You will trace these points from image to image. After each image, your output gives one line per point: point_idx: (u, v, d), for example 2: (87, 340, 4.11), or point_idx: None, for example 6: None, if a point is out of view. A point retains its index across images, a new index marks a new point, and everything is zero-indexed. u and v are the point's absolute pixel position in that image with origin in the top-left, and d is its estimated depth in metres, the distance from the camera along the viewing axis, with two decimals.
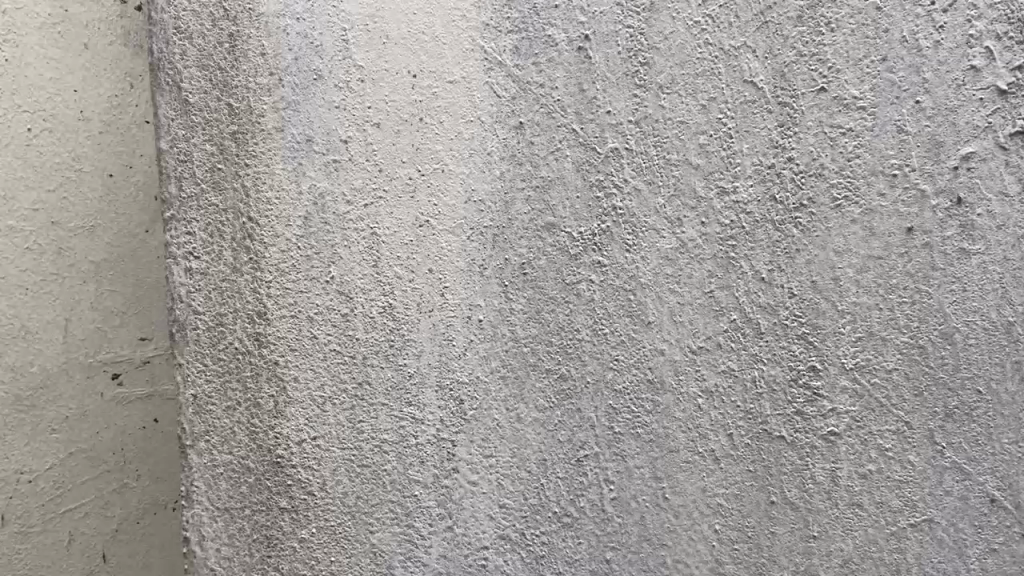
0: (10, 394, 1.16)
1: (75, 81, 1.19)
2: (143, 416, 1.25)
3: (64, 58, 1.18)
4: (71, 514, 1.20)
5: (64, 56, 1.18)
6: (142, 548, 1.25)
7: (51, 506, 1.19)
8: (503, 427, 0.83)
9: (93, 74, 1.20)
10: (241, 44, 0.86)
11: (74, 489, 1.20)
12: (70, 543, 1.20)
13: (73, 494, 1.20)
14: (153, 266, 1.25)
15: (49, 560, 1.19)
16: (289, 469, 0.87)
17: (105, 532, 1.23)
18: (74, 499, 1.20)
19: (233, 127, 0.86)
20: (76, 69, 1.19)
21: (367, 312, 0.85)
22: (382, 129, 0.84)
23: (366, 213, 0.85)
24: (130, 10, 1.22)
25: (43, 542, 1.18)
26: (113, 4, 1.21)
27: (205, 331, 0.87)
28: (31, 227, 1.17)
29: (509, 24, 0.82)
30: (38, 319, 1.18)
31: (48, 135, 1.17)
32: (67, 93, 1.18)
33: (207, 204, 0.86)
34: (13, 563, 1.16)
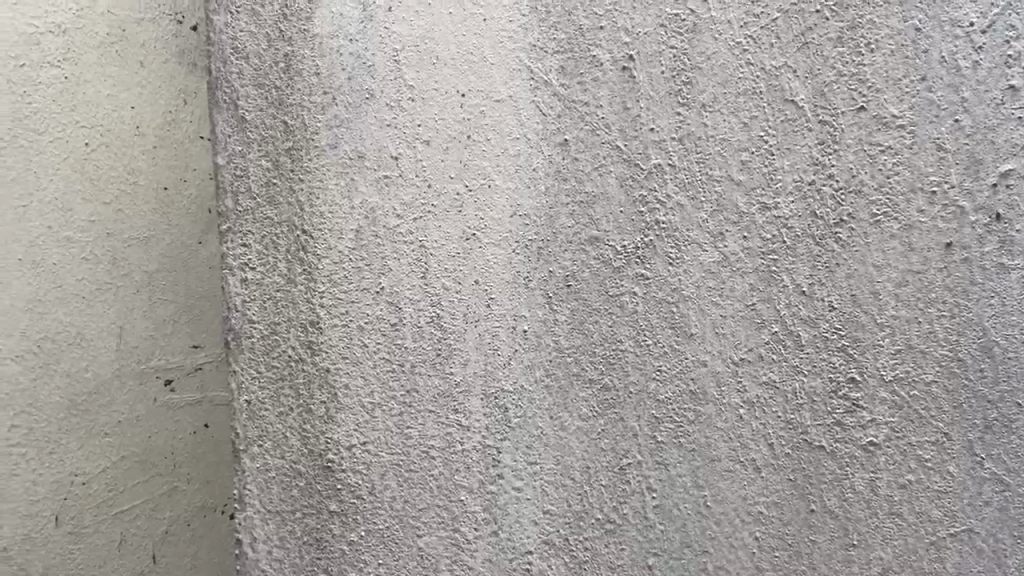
0: (66, 399, 1.21)
1: (131, 99, 1.25)
2: (193, 422, 1.32)
3: (121, 76, 1.24)
4: (123, 515, 1.26)
5: (121, 73, 1.24)
6: (190, 551, 1.32)
7: (104, 508, 1.24)
8: (547, 435, 0.86)
9: (148, 91, 1.27)
10: (296, 64, 0.90)
11: (126, 491, 1.26)
12: (121, 544, 1.26)
13: (127, 496, 1.26)
14: (204, 277, 1.33)
15: (101, 560, 1.24)
16: (339, 473, 0.90)
17: (155, 534, 1.29)
18: (125, 502, 1.26)
19: (288, 144, 0.90)
20: (133, 85, 1.25)
21: (415, 321, 0.88)
22: (432, 145, 0.87)
23: (416, 227, 0.88)
24: (187, 30, 1.30)
25: (95, 543, 1.24)
26: (171, 24, 1.29)
27: (259, 339, 0.90)
28: (87, 238, 1.22)
29: (554, 44, 0.84)
30: (94, 328, 1.23)
31: (104, 149, 1.23)
32: (125, 109, 1.24)
33: (264, 217, 0.90)
34: (69, 563, 1.21)
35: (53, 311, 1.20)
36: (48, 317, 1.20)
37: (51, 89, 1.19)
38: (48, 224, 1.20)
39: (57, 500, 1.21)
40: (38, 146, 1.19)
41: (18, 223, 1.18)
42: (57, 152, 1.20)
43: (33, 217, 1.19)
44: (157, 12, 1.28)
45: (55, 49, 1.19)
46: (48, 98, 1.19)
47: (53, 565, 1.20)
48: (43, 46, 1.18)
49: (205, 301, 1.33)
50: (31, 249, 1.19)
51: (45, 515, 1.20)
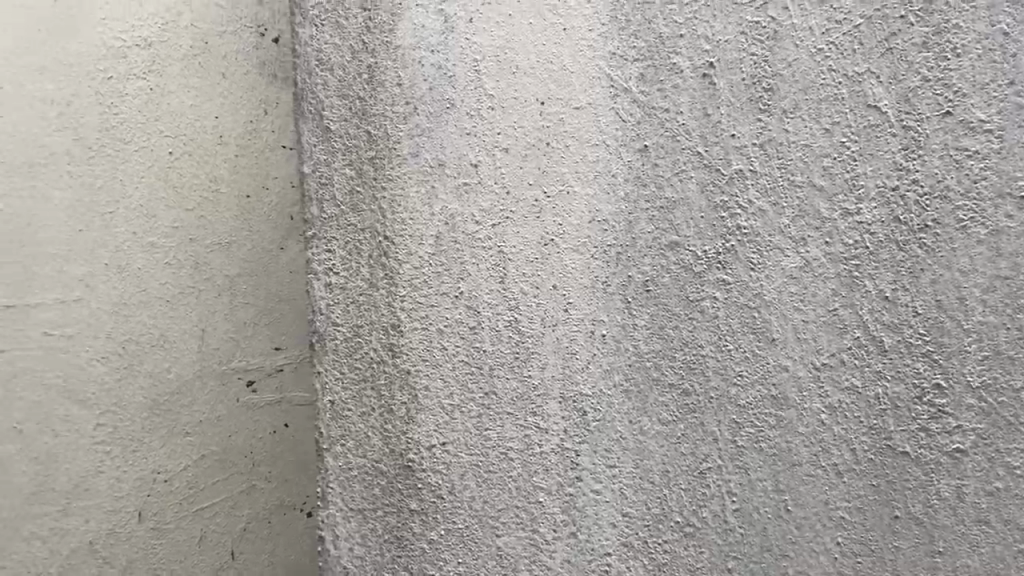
0: (150, 398, 1.36)
1: (213, 108, 1.41)
2: (272, 422, 1.49)
3: (203, 87, 1.39)
4: (202, 513, 1.42)
5: (203, 85, 1.39)
6: (267, 547, 1.49)
7: (186, 505, 1.40)
8: (626, 438, 0.87)
9: (229, 101, 1.42)
10: (379, 74, 0.93)
11: (207, 488, 1.42)
12: (202, 539, 1.42)
13: (206, 493, 1.42)
14: (282, 282, 1.50)
15: (182, 555, 1.39)
16: (419, 473, 0.92)
17: (233, 531, 1.45)
18: (206, 498, 1.42)
19: (371, 153, 0.93)
20: (214, 96, 1.41)
21: (494, 325, 0.90)
22: (510, 153, 0.89)
23: (494, 233, 0.89)
24: (267, 42, 1.47)
25: (177, 538, 1.39)
26: (253, 37, 1.45)
27: (343, 341, 0.94)
28: (171, 244, 1.37)
29: (634, 53, 0.85)
30: (177, 330, 1.39)
31: (187, 158, 1.38)
32: (208, 119, 1.40)
33: (348, 224, 0.94)
34: (152, 557, 1.37)
35: (139, 312, 1.35)
36: (132, 318, 1.34)
37: (137, 99, 1.34)
38: (134, 231, 1.34)
39: (140, 497, 1.36)
40: (124, 155, 1.32)
41: (105, 228, 1.32)
42: (142, 162, 1.34)
43: (121, 223, 1.33)
44: (239, 26, 1.44)
45: (141, 62, 1.33)
46: (136, 110, 1.33)
47: (136, 559, 1.35)
48: (130, 60, 1.33)
49: (283, 304, 1.50)
50: (117, 254, 1.33)
51: (129, 511, 1.35)
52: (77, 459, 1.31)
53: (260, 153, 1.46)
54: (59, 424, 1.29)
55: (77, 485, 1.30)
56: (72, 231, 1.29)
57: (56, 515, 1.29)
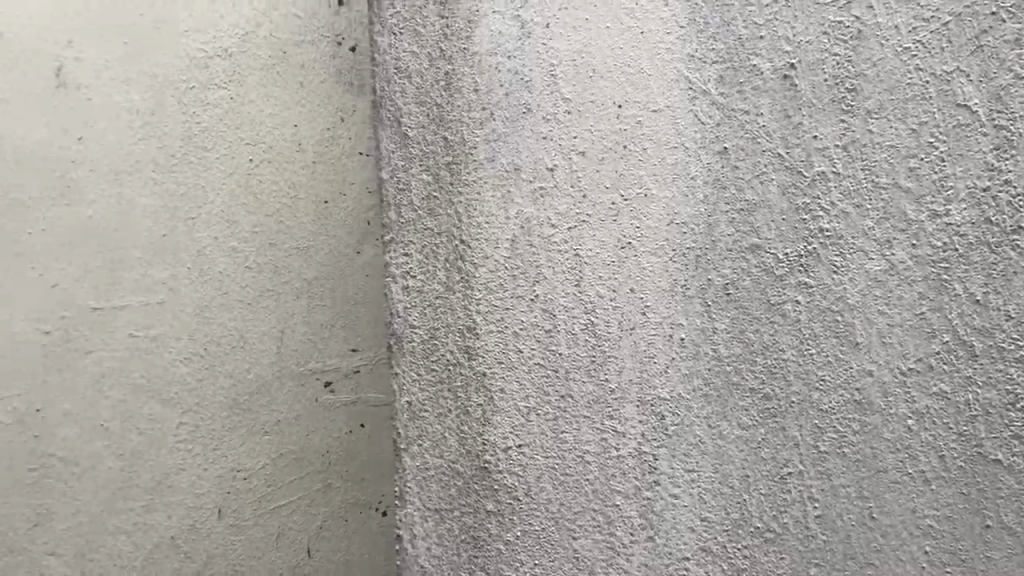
0: (230, 398, 1.42)
1: (292, 117, 1.46)
2: (347, 422, 1.54)
3: (283, 96, 1.45)
4: (280, 511, 1.47)
5: (283, 93, 1.45)
6: (342, 546, 1.53)
7: (264, 502, 1.45)
8: (705, 442, 0.86)
9: (308, 109, 1.48)
10: (456, 81, 0.94)
11: (284, 487, 1.47)
12: (279, 537, 1.47)
13: (284, 491, 1.47)
14: (359, 285, 1.55)
15: (260, 552, 1.44)
16: (495, 474, 0.93)
17: (311, 529, 1.50)
18: (284, 496, 1.47)
19: (448, 159, 0.95)
20: (293, 105, 1.46)
21: (570, 328, 0.90)
22: (587, 156, 0.89)
23: (570, 236, 0.90)
24: (344, 51, 1.52)
25: (255, 536, 1.44)
26: (330, 46, 1.50)
27: (420, 344, 0.97)
28: (251, 248, 1.43)
29: (712, 55, 0.85)
30: (257, 332, 1.44)
31: (268, 165, 1.44)
32: (287, 127, 1.46)
33: (425, 228, 0.96)
34: (232, 553, 1.42)
35: (221, 315, 1.40)
36: (214, 321, 1.39)
37: (218, 108, 1.39)
38: (215, 236, 1.39)
39: (221, 494, 1.41)
40: (207, 163, 1.38)
41: (188, 233, 1.37)
42: (223, 168, 1.40)
43: (203, 228, 1.38)
44: (317, 35, 1.49)
45: (222, 72, 1.39)
46: (218, 119, 1.39)
47: (216, 555, 1.40)
48: (211, 69, 1.38)
49: (359, 306, 1.56)
50: (199, 258, 1.38)
51: (210, 508, 1.40)
52: (161, 459, 1.36)
53: (338, 159, 1.52)
54: (144, 424, 1.34)
55: (160, 482, 1.36)
56: (157, 236, 1.35)
57: (141, 510, 1.34)
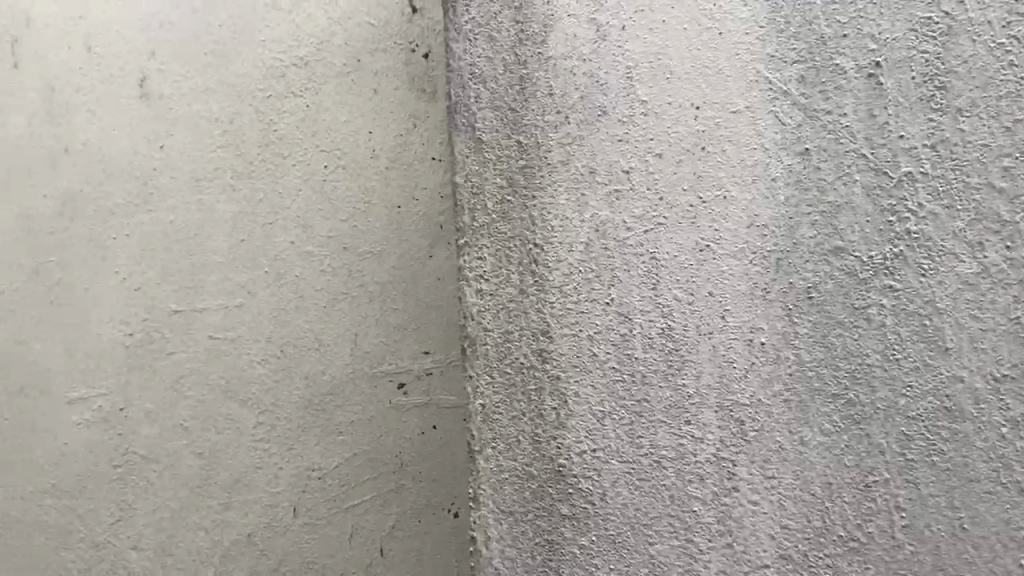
0: (306, 398, 1.49)
1: (365, 123, 1.50)
2: (420, 423, 1.49)
3: (357, 103, 1.51)
4: (352, 510, 1.49)
5: (357, 101, 1.51)
6: (415, 546, 1.48)
7: (337, 502, 1.49)
8: (786, 449, 0.85)
9: (380, 115, 1.50)
10: (531, 86, 0.94)
11: (357, 487, 1.49)
12: (351, 536, 1.48)
13: (356, 491, 1.49)
14: (431, 288, 1.50)
15: (332, 550, 1.48)
16: (570, 478, 0.93)
17: (384, 527, 1.48)
18: (356, 496, 1.49)
19: (522, 162, 0.95)
20: (367, 111, 1.51)
21: (646, 333, 0.90)
22: (664, 158, 0.89)
23: (647, 239, 0.89)
24: (416, 58, 1.51)
25: (328, 534, 1.48)
26: (401, 54, 1.51)
27: (494, 346, 0.96)
28: (326, 253, 1.50)
29: (794, 54, 0.84)
30: (331, 334, 1.50)
31: (340, 171, 1.50)
32: (361, 134, 1.50)
33: (499, 231, 0.95)
34: (306, 550, 1.48)
35: (299, 316, 1.50)
36: (290, 322, 1.50)
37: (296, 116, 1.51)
38: (293, 240, 1.50)
39: (296, 492, 1.49)
40: (283, 169, 1.51)
41: (267, 237, 1.51)
42: (300, 176, 1.51)
43: (283, 233, 1.51)
44: (391, 44, 1.51)
45: (298, 81, 1.51)
46: (295, 127, 1.51)
47: (290, 552, 1.48)
48: (288, 79, 1.51)
49: (432, 310, 1.50)
50: (277, 261, 1.51)
51: (285, 506, 1.49)
52: (239, 456, 1.50)
53: (411, 164, 1.50)
54: (222, 423, 1.50)
55: (237, 481, 1.50)
56: (235, 240, 1.51)
57: (218, 507, 1.50)
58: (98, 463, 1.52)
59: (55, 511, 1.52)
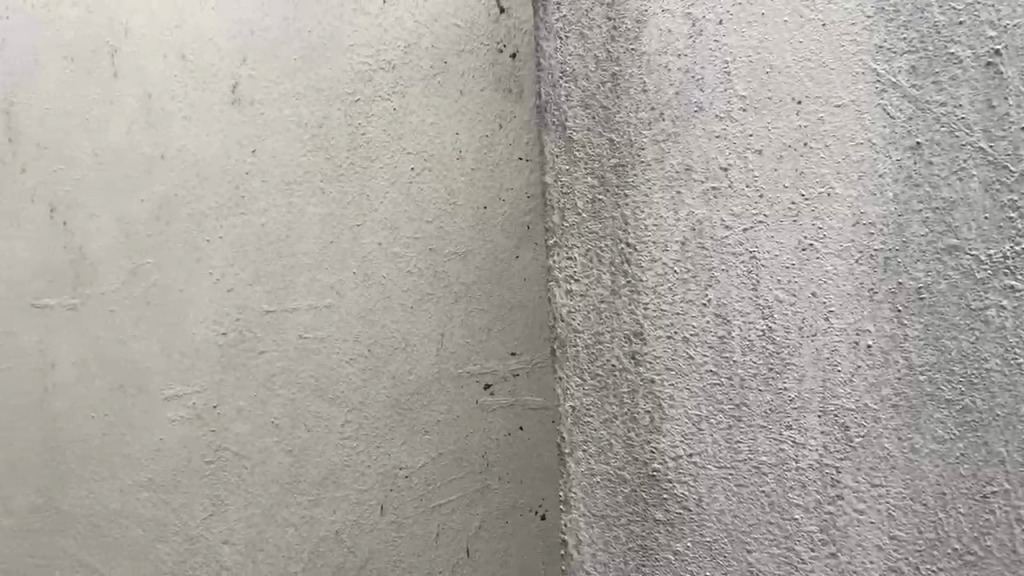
0: (393, 398, 1.51)
1: (452, 124, 1.51)
2: (505, 424, 1.49)
3: (443, 105, 1.51)
4: (439, 510, 1.49)
5: (443, 103, 1.51)
6: (500, 547, 1.48)
7: (424, 500, 1.49)
8: (894, 457, 0.81)
9: (467, 117, 1.51)
10: (623, 83, 0.93)
11: (443, 486, 1.49)
12: (437, 536, 1.49)
13: (442, 491, 1.49)
14: (516, 288, 1.50)
15: (419, 550, 1.49)
16: (665, 483, 0.91)
17: (469, 528, 1.48)
18: (443, 496, 1.49)
19: (614, 161, 0.93)
20: (453, 112, 1.51)
21: (745, 335, 0.87)
22: (763, 155, 0.86)
23: (746, 239, 0.87)
24: (505, 58, 1.50)
25: (415, 533, 1.49)
26: (488, 55, 1.50)
27: (584, 348, 0.95)
28: (412, 254, 1.52)
29: (904, 44, 0.80)
30: (418, 334, 1.51)
31: (427, 172, 1.52)
32: (448, 135, 1.51)
33: (590, 231, 0.94)
34: (393, 548, 1.50)
35: (385, 316, 1.52)
36: (377, 322, 1.52)
37: (384, 118, 1.53)
38: (379, 242, 1.53)
39: (382, 491, 1.51)
40: (371, 172, 1.53)
41: (354, 239, 1.53)
42: (387, 178, 1.52)
43: (370, 234, 1.53)
44: (477, 44, 1.51)
45: (386, 84, 1.53)
46: (382, 129, 1.53)
47: (377, 550, 1.50)
48: (376, 82, 1.53)
49: (517, 310, 1.50)
50: (364, 262, 1.53)
51: (372, 503, 1.51)
52: (327, 453, 1.53)
53: (497, 164, 1.50)
54: (311, 421, 1.54)
55: (325, 478, 1.53)
56: (325, 242, 1.54)
57: (307, 504, 1.53)
58: (192, 459, 1.59)
59: (152, 504, 1.60)
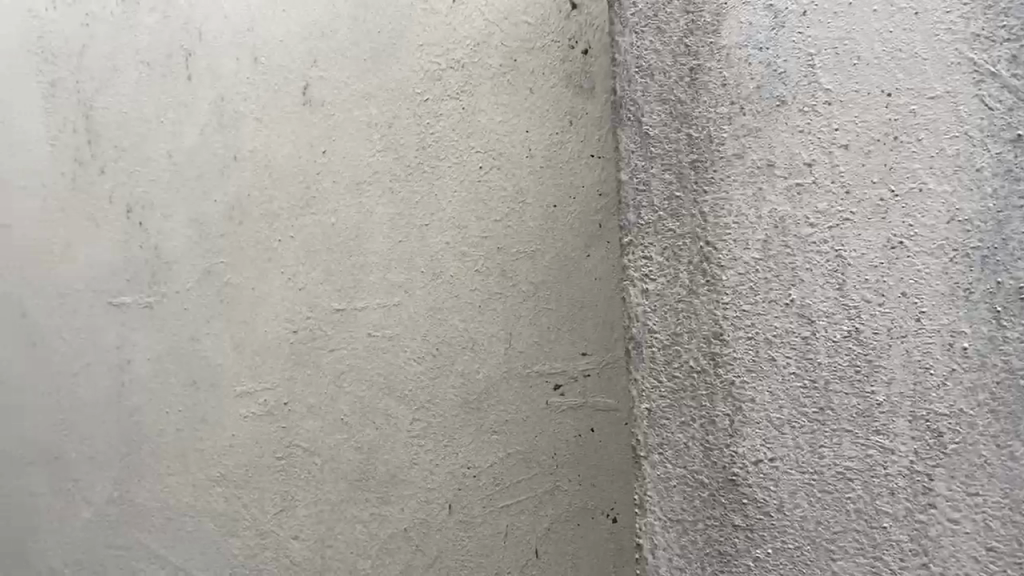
0: (461, 397, 1.50)
1: (522, 122, 1.49)
2: (576, 425, 1.44)
3: (512, 102, 1.49)
4: (507, 510, 1.47)
5: (512, 100, 1.49)
6: (570, 549, 1.44)
7: (491, 500, 1.48)
8: (992, 464, 0.78)
9: (537, 114, 1.48)
10: (702, 77, 0.91)
11: (511, 486, 1.47)
12: (506, 536, 1.47)
13: (510, 491, 1.47)
14: (585, 288, 1.45)
15: (488, 550, 1.48)
16: (744, 487, 0.89)
17: (538, 529, 1.45)
18: (511, 496, 1.47)
19: (692, 157, 0.91)
20: (523, 111, 1.49)
21: (830, 336, 0.84)
22: (850, 150, 0.84)
23: (831, 236, 0.84)
24: (576, 54, 1.45)
25: (483, 533, 1.48)
26: (558, 51, 1.46)
27: (660, 349, 0.93)
28: (480, 253, 1.51)
29: (1004, 32, 0.77)
30: (485, 334, 1.50)
31: (496, 171, 1.50)
32: (517, 133, 1.49)
33: (666, 229, 0.92)
34: (461, 548, 1.49)
35: (453, 316, 1.52)
36: (446, 321, 1.52)
37: (452, 118, 1.53)
38: (448, 241, 1.53)
39: (450, 490, 1.50)
40: (439, 171, 1.53)
41: (422, 239, 1.54)
42: (455, 177, 1.52)
43: (439, 234, 1.53)
44: (546, 41, 1.47)
45: (455, 83, 1.52)
46: (451, 129, 1.52)
47: (445, 549, 1.50)
48: (445, 82, 1.53)
49: (586, 309, 1.45)
50: (432, 262, 1.53)
51: (439, 502, 1.51)
52: (396, 452, 1.54)
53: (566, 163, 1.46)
54: (380, 418, 1.55)
55: (393, 476, 1.54)
56: (393, 240, 1.56)
57: (376, 501, 1.55)
58: (263, 455, 1.62)
59: (224, 498, 1.65)
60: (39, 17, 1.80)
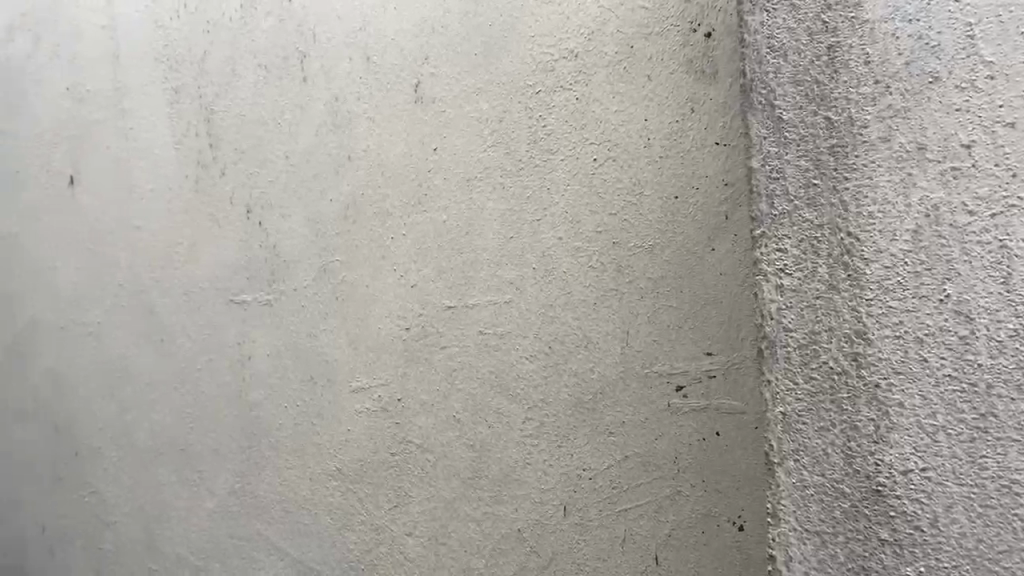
0: (576, 397, 1.47)
1: (638, 112, 1.44)
2: (698, 429, 1.37)
3: (627, 91, 1.45)
4: (626, 514, 1.42)
5: (628, 89, 1.45)
6: (693, 557, 1.36)
7: (609, 503, 1.43)
8: None
9: (655, 102, 1.43)
10: (842, 55, 0.84)
11: (630, 490, 1.42)
12: (624, 542, 1.42)
13: (629, 495, 1.42)
14: (710, 284, 1.38)
15: (605, 555, 1.43)
16: (892, 499, 0.81)
17: (659, 535, 1.39)
18: (630, 501, 1.41)
19: (832, 141, 0.84)
20: (639, 100, 1.44)
21: (993, 336, 0.77)
22: (1018, 128, 0.76)
23: (995, 224, 0.77)
24: (697, 38, 1.39)
25: (600, 537, 1.43)
26: (677, 36, 1.40)
27: (796, 349, 0.86)
28: (595, 248, 1.47)
29: None
30: (601, 332, 1.46)
31: (611, 163, 1.46)
32: (634, 124, 1.44)
33: (802, 220, 0.86)
34: (576, 551, 1.45)
35: (567, 313, 1.48)
36: (559, 318, 1.49)
37: (565, 109, 1.49)
38: (561, 236, 1.49)
39: (565, 491, 1.47)
40: (551, 165, 1.50)
41: (534, 234, 1.51)
42: (567, 171, 1.49)
43: (551, 228, 1.50)
44: (665, 26, 1.42)
45: (568, 74, 1.49)
46: (564, 121, 1.49)
47: (560, 552, 1.46)
48: (558, 73, 1.50)
49: (711, 305, 1.38)
50: (545, 257, 1.50)
51: (554, 503, 1.47)
52: (510, 451, 1.52)
53: (688, 153, 1.40)
54: (493, 416, 1.53)
55: (507, 475, 1.52)
56: (505, 236, 1.54)
57: (489, 500, 1.53)
58: (378, 451, 1.64)
59: (340, 493, 1.67)
60: (165, 27, 1.89)
